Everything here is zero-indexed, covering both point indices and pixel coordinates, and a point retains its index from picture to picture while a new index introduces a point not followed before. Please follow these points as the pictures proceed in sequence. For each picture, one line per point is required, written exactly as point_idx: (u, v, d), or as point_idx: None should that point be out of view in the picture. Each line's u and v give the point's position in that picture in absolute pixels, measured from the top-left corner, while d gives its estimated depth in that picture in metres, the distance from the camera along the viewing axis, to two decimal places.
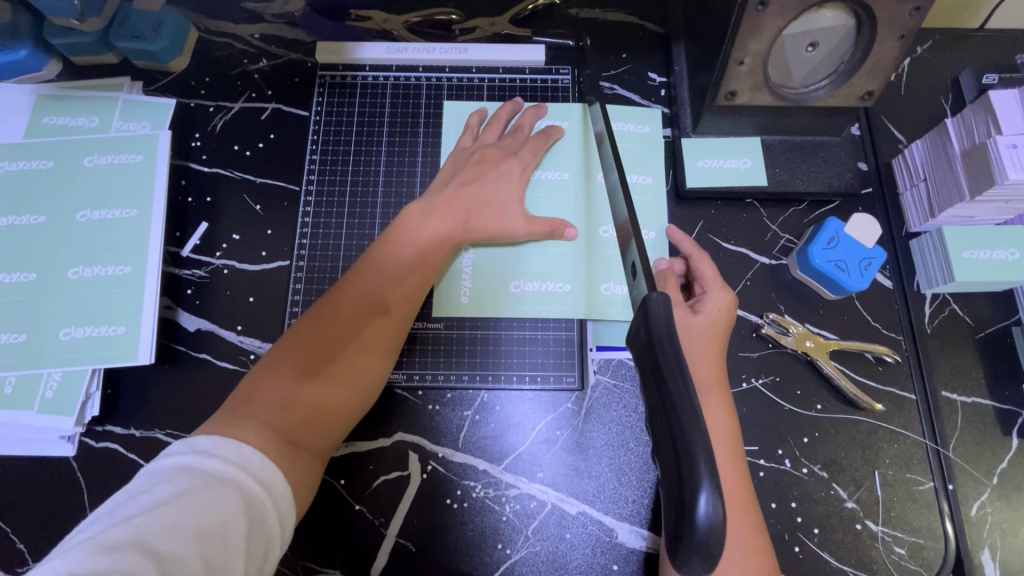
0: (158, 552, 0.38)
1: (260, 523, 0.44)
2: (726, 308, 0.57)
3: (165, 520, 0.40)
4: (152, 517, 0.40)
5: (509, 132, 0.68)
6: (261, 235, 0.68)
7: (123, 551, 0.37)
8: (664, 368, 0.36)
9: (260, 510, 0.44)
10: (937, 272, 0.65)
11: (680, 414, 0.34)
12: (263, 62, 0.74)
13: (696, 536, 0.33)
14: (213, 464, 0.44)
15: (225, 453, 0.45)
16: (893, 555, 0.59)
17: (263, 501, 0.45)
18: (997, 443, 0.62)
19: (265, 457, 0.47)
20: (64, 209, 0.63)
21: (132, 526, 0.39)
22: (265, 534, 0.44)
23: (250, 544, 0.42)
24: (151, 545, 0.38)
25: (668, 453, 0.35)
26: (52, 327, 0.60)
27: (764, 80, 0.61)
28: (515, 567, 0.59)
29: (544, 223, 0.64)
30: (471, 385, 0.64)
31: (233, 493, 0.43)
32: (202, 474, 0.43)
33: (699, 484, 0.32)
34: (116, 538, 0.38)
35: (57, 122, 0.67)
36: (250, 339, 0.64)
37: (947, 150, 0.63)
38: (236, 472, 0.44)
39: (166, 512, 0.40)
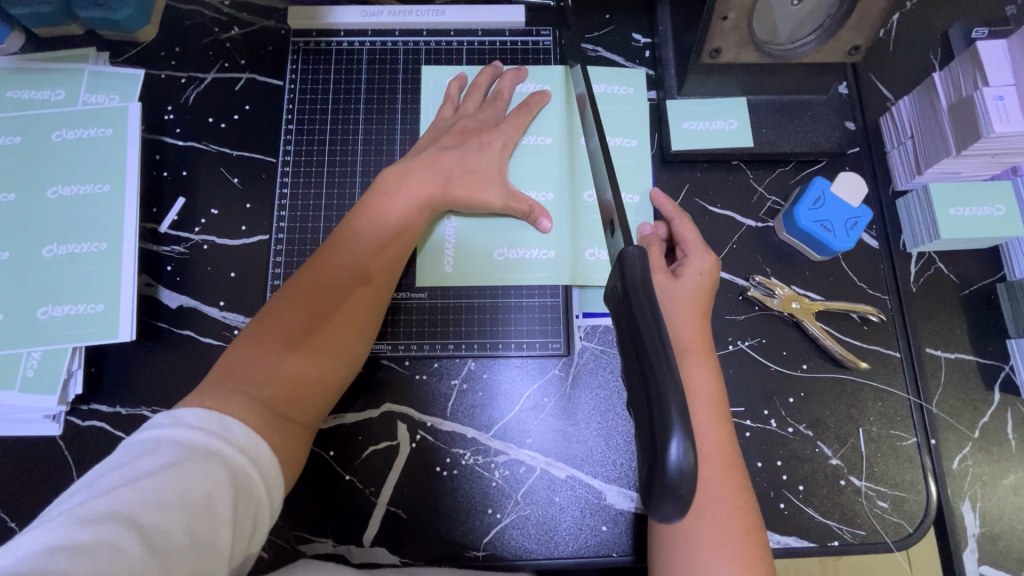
0: (141, 523, 0.38)
1: (246, 494, 0.43)
2: (707, 271, 0.57)
3: (148, 492, 0.40)
4: (134, 489, 0.40)
5: (490, 100, 0.66)
6: (240, 209, 0.66)
7: (105, 522, 0.37)
8: (639, 324, 0.36)
9: (246, 481, 0.44)
10: (923, 230, 0.65)
11: (653, 365, 0.34)
12: (235, 30, 0.71)
13: (669, 481, 0.32)
14: (196, 437, 0.44)
15: (207, 425, 0.45)
16: (876, 509, 0.60)
17: (249, 473, 0.44)
18: (980, 398, 0.63)
19: (252, 429, 0.47)
20: (34, 186, 0.61)
21: (114, 498, 0.39)
22: (252, 504, 0.44)
23: (236, 515, 0.42)
24: (133, 517, 0.38)
25: (642, 403, 0.35)
26: (30, 306, 0.59)
27: (749, 36, 0.60)
28: (505, 531, 0.59)
29: (522, 202, 0.63)
30: (457, 353, 0.63)
31: (217, 464, 0.43)
32: (184, 446, 0.43)
33: (671, 430, 0.32)
34: (98, 510, 0.38)
35: (22, 96, 0.64)
36: (233, 315, 0.64)
37: (934, 104, 0.63)
38: (219, 444, 0.44)
39: (148, 485, 0.40)
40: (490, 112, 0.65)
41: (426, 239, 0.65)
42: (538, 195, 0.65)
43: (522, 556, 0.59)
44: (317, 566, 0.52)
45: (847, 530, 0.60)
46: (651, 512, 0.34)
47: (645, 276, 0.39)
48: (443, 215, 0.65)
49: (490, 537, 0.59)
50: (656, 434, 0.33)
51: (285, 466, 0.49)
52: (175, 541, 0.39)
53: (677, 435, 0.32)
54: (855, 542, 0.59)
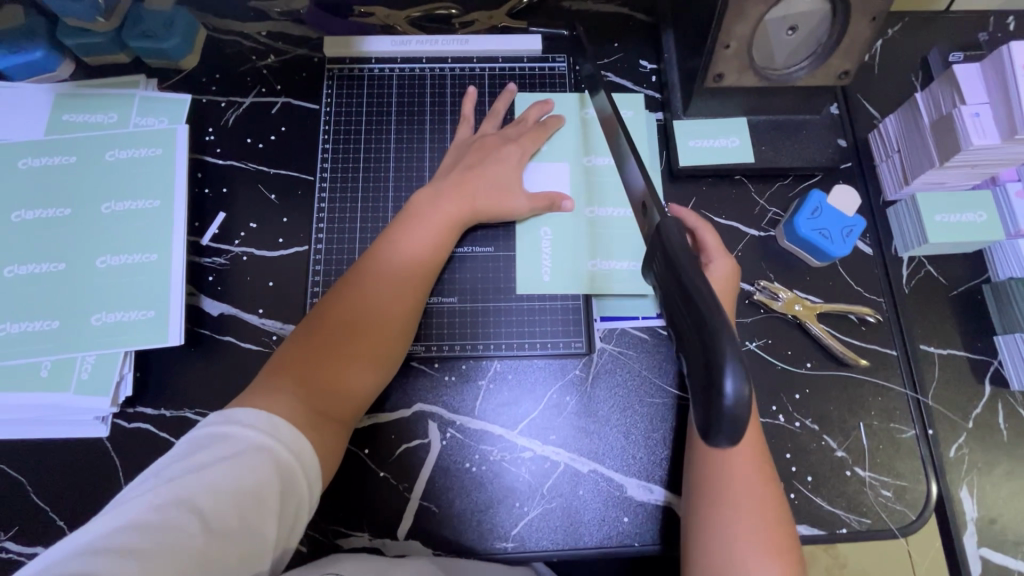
0: (205, 506, 0.46)
1: (290, 486, 0.50)
2: (728, 274, 0.61)
3: (211, 480, 0.47)
4: (200, 478, 0.47)
5: (533, 125, 0.73)
6: (277, 223, 0.71)
7: (176, 504, 0.45)
8: (678, 261, 0.39)
9: (288, 472, 0.50)
10: (912, 235, 0.70)
11: (707, 317, 0.35)
12: (271, 57, 0.77)
13: (726, 418, 0.33)
14: (247, 434, 0.50)
15: (256, 422, 0.51)
16: (879, 497, 0.64)
17: (293, 468, 0.51)
18: (972, 391, 0.68)
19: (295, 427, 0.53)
20: (88, 201, 0.66)
21: (184, 484, 0.46)
22: (295, 494, 0.50)
23: (282, 505, 0.49)
24: (196, 500, 0.46)
25: (695, 350, 0.35)
26: (83, 313, 0.62)
27: (748, 62, 0.66)
28: (533, 522, 0.63)
29: (542, 198, 0.69)
30: (485, 355, 0.67)
31: (267, 459, 0.49)
32: (239, 444, 0.49)
33: (725, 364, 0.33)
34: (169, 494, 0.45)
35: (76, 119, 0.69)
36: (272, 322, 0.68)
37: (918, 121, 0.69)
38: (268, 440, 0.50)
39: (211, 475, 0.47)
40: (532, 135, 0.71)
41: (498, 236, 0.70)
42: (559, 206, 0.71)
43: (549, 547, 0.62)
44: (353, 564, 0.55)
45: (854, 519, 0.63)
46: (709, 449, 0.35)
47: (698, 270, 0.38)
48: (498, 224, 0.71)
49: (518, 530, 0.63)
50: (710, 374, 0.33)
51: (324, 460, 0.55)
52: (231, 523, 0.46)
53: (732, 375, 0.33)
54: (862, 529, 0.63)
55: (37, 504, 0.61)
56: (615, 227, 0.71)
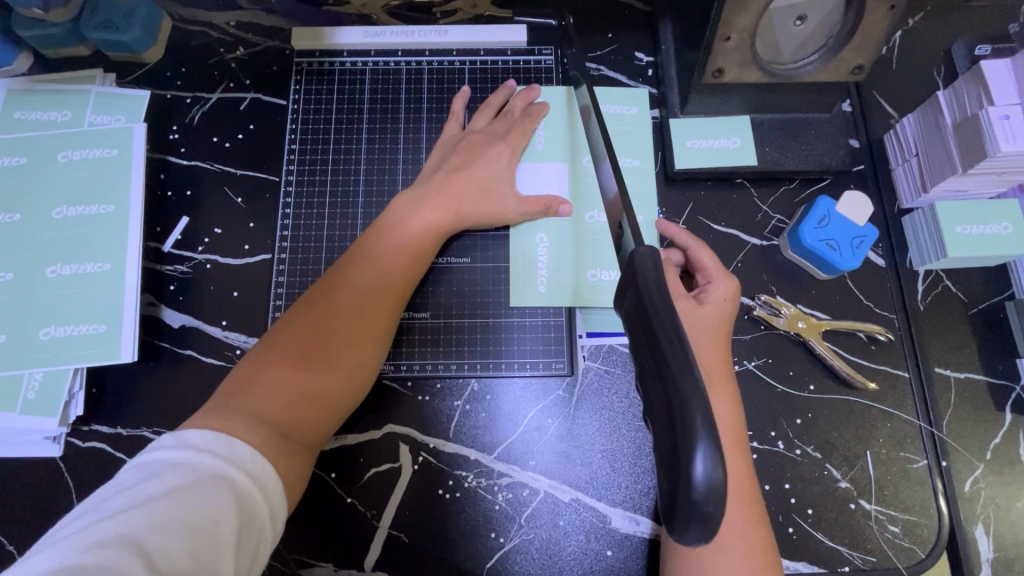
0: (146, 548, 0.37)
1: (250, 518, 0.42)
2: (731, 297, 0.56)
3: (154, 516, 0.39)
4: (141, 513, 0.39)
5: (519, 115, 0.67)
6: (243, 228, 0.66)
7: (109, 547, 0.37)
8: (646, 302, 0.36)
9: (250, 503, 0.42)
10: (930, 248, 0.64)
11: (677, 381, 0.31)
12: (240, 50, 0.72)
13: (695, 501, 0.30)
14: (200, 458, 0.42)
15: (213, 446, 0.43)
16: (886, 533, 0.59)
17: (254, 497, 0.43)
18: (990, 419, 0.62)
19: (257, 450, 0.46)
20: (40, 206, 0.62)
21: (121, 521, 0.38)
22: (257, 530, 0.43)
23: (241, 541, 0.41)
24: (138, 541, 0.37)
25: (663, 415, 0.32)
26: (33, 327, 0.59)
27: (752, 56, 0.60)
28: (509, 555, 0.59)
29: (536, 202, 0.64)
30: (462, 374, 0.63)
31: (224, 488, 0.41)
32: (190, 469, 0.42)
33: (696, 445, 0.30)
34: (103, 535, 0.37)
35: (29, 117, 0.65)
36: (236, 335, 0.63)
37: (939, 122, 0.62)
38: (227, 466, 0.43)
39: (155, 509, 0.39)
40: (519, 129, 0.66)
41: (483, 246, 0.66)
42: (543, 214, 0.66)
43: None
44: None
45: (859, 556, 0.59)
46: (676, 535, 0.32)
47: (670, 309, 0.35)
48: (484, 230, 0.66)
49: (493, 562, 0.58)
50: (678, 453, 0.30)
51: (287, 491, 0.48)
52: (178, 566, 0.38)
53: (702, 449, 0.30)
54: (867, 568, 0.58)
55: None
56: (604, 233, 0.65)
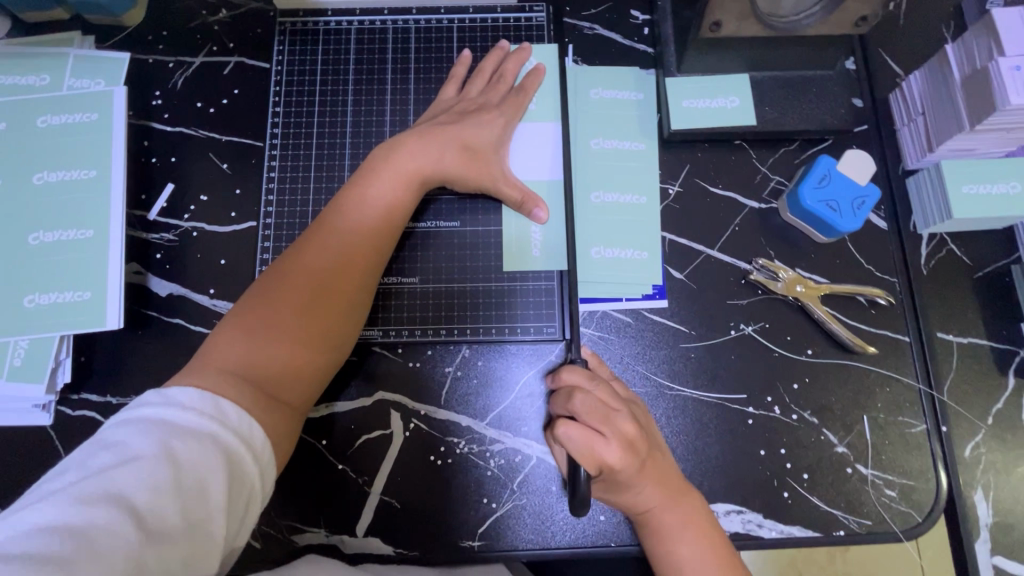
0: (134, 506, 0.37)
1: (239, 478, 0.42)
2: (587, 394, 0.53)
3: (140, 474, 0.38)
4: (128, 472, 0.38)
5: (514, 89, 0.65)
6: (230, 196, 0.65)
7: (97, 504, 0.37)
8: None
9: (238, 463, 0.42)
10: (935, 210, 0.62)
11: None
12: (223, 12, 0.70)
13: None
14: (186, 418, 0.42)
15: (199, 405, 0.42)
16: (883, 497, 0.58)
17: (242, 455, 0.42)
18: (993, 384, 0.61)
19: (244, 409, 0.45)
20: (21, 172, 0.60)
21: (108, 479, 0.38)
22: (246, 488, 0.42)
23: (231, 498, 0.41)
24: (127, 498, 0.38)
25: None
26: (17, 294, 0.58)
27: (750, 9, 0.57)
28: (501, 520, 0.58)
29: (517, 190, 0.62)
30: (452, 339, 0.62)
31: (211, 448, 0.41)
32: (176, 429, 0.41)
33: None
34: (90, 491, 0.37)
35: (7, 81, 0.63)
36: (223, 303, 0.62)
37: (947, 77, 0.60)
38: (213, 426, 0.42)
39: (141, 468, 0.39)
40: (513, 100, 0.64)
41: (472, 210, 0.64)
42: (535, 180, 0.64)
43: (518, 547, 0.58)
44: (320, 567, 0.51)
45: (854, 520, 0.58)
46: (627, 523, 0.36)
47: None
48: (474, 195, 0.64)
49: (485, 528, 0.58)
50: None
51: (275, 449, 0.47)
52: (168, 523, 0.38)
53: None
54: (862, 532, 0.58)
55: None
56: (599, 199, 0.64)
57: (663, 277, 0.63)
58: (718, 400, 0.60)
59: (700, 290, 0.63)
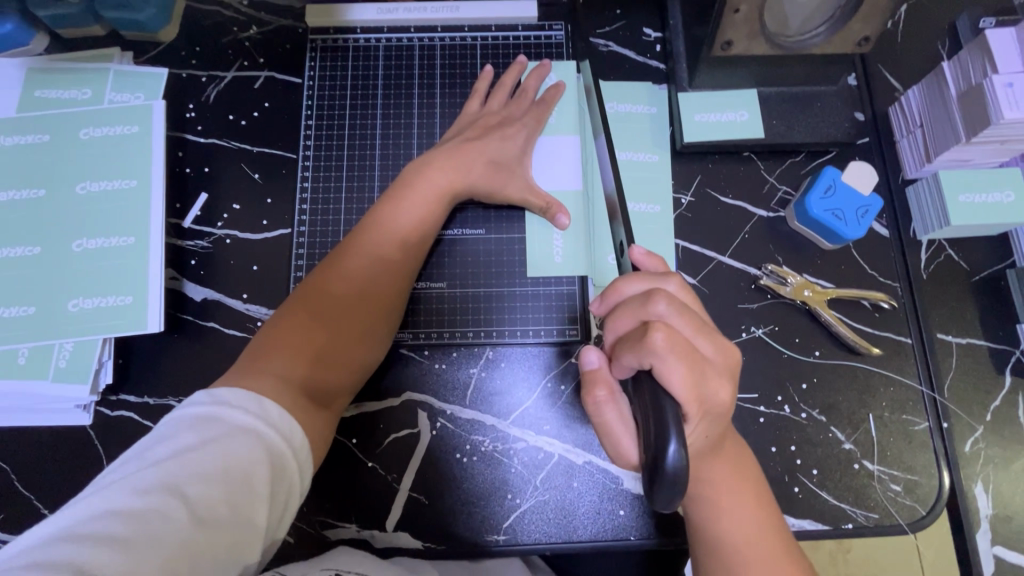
0: (187, 495, 0.40)
1: (281, 473, 0.44)
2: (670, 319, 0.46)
3: (192, 466, 0.41)
4: (181, 463, 0.41)
5: (535, 103, 0.68)
6: (262, 204, 0.68)
7: (154, 492, 0.39)
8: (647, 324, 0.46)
9: (280, 459, 0.44)
10: (933, 218, 0.65)
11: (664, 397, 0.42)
12: (254, 29, 0.73)
13: (667, 476, 0.39)
14: (233, 415, 0.44)
15: (246, 404, 0.45)
16: (888, 491, 0.61)
17: (283, 451, 0.45)
18: (990, 383, 0.64)
19: (286, 409, 0.47)
20: (64, 182, 0.63)
21: (163, 469, 0.40)
22: (287, 483, 0.45)
23: (273, 491, 0.43)
24: (180, 487, 0.40)
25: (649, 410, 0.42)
26: (60, 299, 0.60)
27: (760, 29, 0.61)
28: (525, 515, 0.61)
29: (541, 197, 0.65)
30: (476, 342, 0.65)
31: (257, 444, 0.44)
32: (225, 425, 0.44)
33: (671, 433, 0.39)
34: (146, 480, 0.40)
35: (49, 96, 0.66)
36: (256, 307, 0.65)
37: (943, 93, 0.64)
38: (257, 423, 0.45)
39: (193, 460, 0.41)
40: (534, 113, 0.67)
41: (495, 218, 0.67)
42: (555, 190, 0.67)
43: (541, 540, 0.60)
44: (355, 560, 0.54)
45: (861, 513, 0.61)
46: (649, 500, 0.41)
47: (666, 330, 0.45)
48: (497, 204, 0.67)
49: (509, 522, 0.61)
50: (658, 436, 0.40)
51: (313, 448, 0.50)
52: (217, 512, 0.40)
53: (675, 439, 0.39)
54: (869, 525, 0.60)
55: (20, 493, 0.59)
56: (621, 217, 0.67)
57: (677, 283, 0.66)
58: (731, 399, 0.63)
59: (712, 294, 0.66)
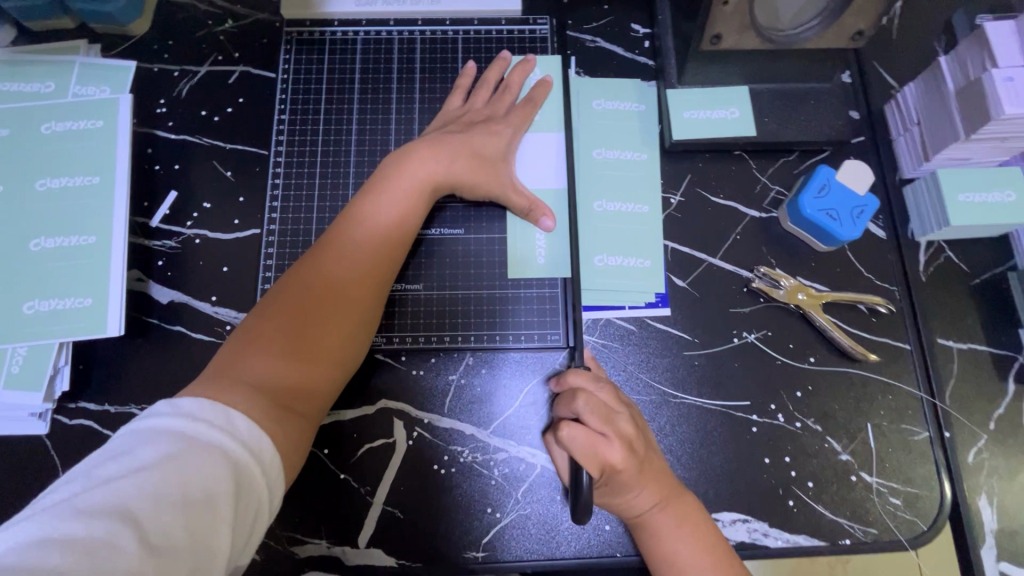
0: (138, 519, 0.36)
1: (248, 492, 0.41)
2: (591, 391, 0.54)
3: (147, 486, 0.38)
4: (134, 483, 0.38)
5: (520, 101, 0.66)
6: (233, 203, 0.65)
7: (99, 516, 0.36)
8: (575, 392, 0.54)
9: (247, 476, 0.41)
10: (931, 218, 0.63)
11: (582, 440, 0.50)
12: (228, 22, 0.71)
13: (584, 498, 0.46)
14: (196, 429, 0.41)
15: (211, 416, 0.42)
16: (888, 505, 0.58)
17: (251, 468, 0.41)
18: (993, 390, 0.61)
19: (254, 421, 0.44)
20: (23, 178, 0.60)
21: (113, 490, 0.37)
22: (254, 503, 0.41)
23: (237, 513, 0.40)
24: (131, 511, 0.37)
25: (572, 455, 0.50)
26: (16, 301, 0.57)
27: (750, 22, 0.59)
28: (505, 530, 0.58)
29: (524, 197, 0.62)
30: (456, 346, 0.62)
31: (219, 460, 0.40)
32: (186, 440, 0.40)
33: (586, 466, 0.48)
34: (94, 503, 0.36)
35: (11, 89, 0.63)
36: (225, 310, 0.62)
37: (941, 89, 0.62)
38: (222, 438, 0.41)
39: (148, 480, 0.38)
40: (521, 113, 0.65)
41: (476, 217, 0.65)
42: (539, 190, 0.65)
43: (522, 557, 0.57)
44: None
45: (860, 528, 0.58)
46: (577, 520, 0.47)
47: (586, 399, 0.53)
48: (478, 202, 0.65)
49: (489, 538, 0.57)
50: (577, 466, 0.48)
51: (287, 459, 0.46)
52: (171, 537, 0.37)
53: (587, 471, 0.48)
54: (868, 540, 0.57)
55: None
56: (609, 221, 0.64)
57: (666, 286, 0.64)
58: (722, 407, 0.60)
59: (703, 298, 0.64)
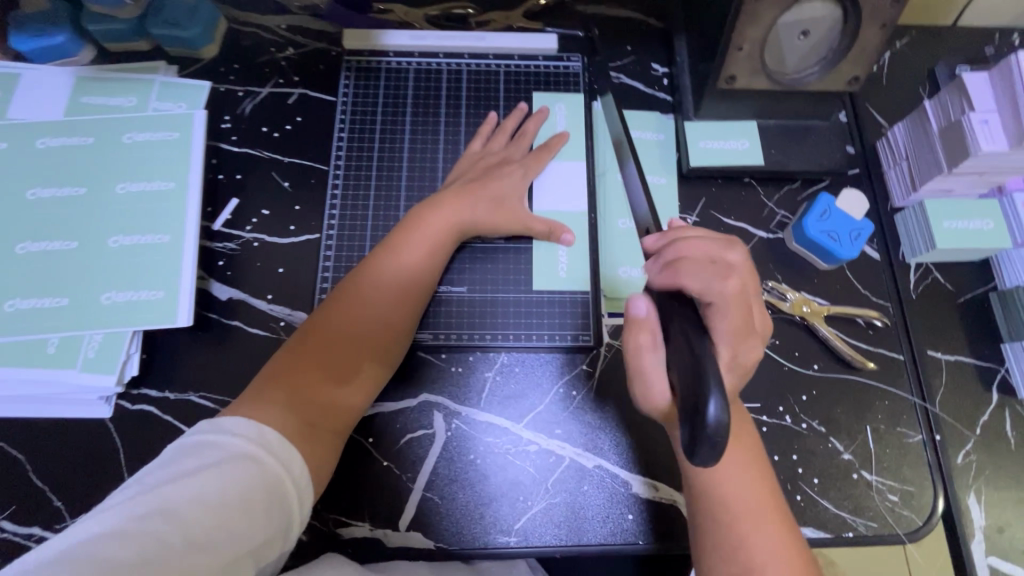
0: (184, 519, 0.41)
1: (278, 499, 0.46)
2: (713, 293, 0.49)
3: (189, 491, 0.42)
4: (180, 488, 0.42)
5: (535, 146, 0.73)
6: (290, 211, 0.71)
7: (151, 515, 0.41)
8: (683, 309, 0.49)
9: (277, 484, 0.46)
10: (920, 242, 0.70)
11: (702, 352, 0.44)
12: (290, 50, 0.78)
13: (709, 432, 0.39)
14: (234, 442, 0.46)
15: (245, 430, 0.47)
16: (886, 501, 0.64)
17: (280, 478, 0.47)
18: (978, 399, 0.68)
19: (286, 437, 0.49)
20: (105, 181, 0.67)
21: (162, 493, 0.42)
22: (283, 509, 0.46)
23: (269, 517, 0.45)
24: (178, 512, 0.41)
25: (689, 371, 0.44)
26: (93, 292, 0.63)
27: (761, 65, 0.67)
28: (535, 518, 0.62)
29: (542, 223, 0.69)
30: (490, 348, 0.67)
31: (253, 469, 0.45)
32: (224, 452, 0.46)
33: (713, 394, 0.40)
34: (146, 503, 0.41)
35: (96, 102, 0.70)
36: (280, 308, 0.67)
37: (927, 128, 0.70)
38: (257, 450, 0.47)
39: (192, 485, 0.43)
40: (533, 157, 0.72)
41: None
42: (569, 207, 0.72)
43: (551, 543, 0.61)
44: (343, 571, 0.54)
45: (861, 522, 0.63)
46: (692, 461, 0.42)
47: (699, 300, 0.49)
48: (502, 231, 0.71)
49: (520, 525, 0.62)
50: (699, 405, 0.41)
51: (314, 474, 0.51)
52: (213, 535, 0.42)
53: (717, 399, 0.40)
54: (869, 534, 0.63)
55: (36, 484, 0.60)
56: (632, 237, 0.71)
57: None
58: None
59: None
